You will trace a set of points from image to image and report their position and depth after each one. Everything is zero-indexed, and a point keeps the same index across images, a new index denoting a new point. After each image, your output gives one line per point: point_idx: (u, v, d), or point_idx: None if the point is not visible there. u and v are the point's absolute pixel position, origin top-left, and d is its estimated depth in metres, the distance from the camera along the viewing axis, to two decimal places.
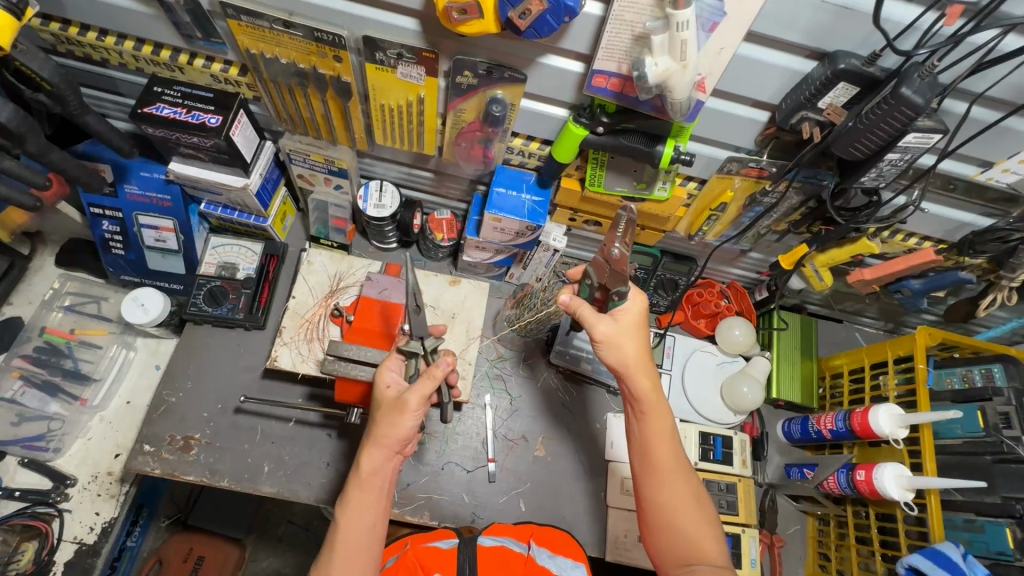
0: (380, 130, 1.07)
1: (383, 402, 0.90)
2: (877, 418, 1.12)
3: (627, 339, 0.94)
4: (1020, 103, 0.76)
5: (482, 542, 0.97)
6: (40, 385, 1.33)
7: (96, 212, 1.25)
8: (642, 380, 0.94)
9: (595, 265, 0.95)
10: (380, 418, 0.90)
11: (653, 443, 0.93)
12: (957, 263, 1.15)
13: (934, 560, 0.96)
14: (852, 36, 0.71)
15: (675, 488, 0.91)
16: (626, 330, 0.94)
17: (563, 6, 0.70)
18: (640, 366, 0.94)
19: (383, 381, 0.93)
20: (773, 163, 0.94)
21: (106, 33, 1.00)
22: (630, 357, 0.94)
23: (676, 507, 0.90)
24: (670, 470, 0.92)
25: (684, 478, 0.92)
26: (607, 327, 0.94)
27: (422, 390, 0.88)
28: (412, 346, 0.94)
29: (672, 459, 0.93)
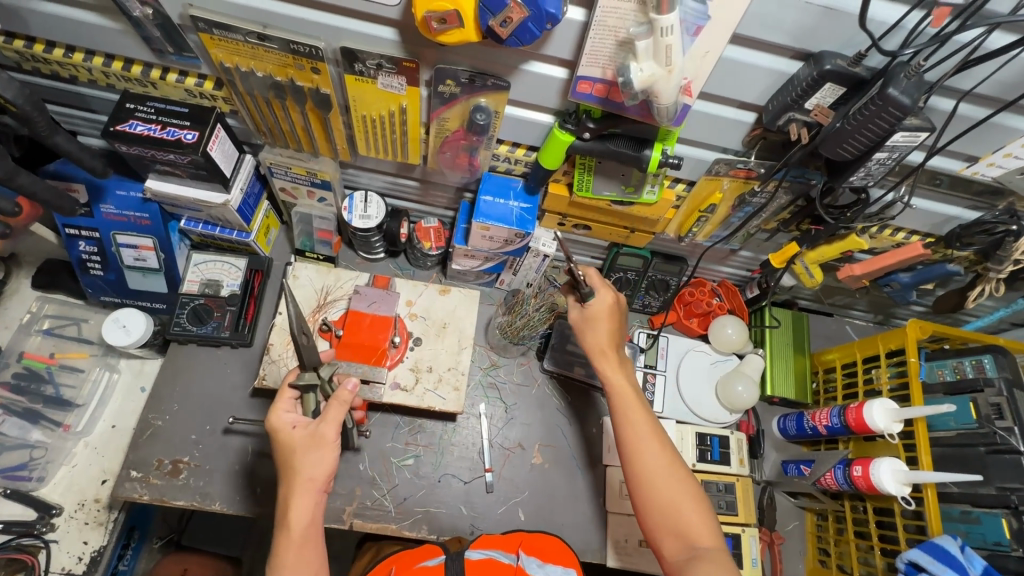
0: (362, 141, 1.05)
1: (299, 445, 0.86)
2: (872, 413, 1.13)
3: (598, 325, 1.05)
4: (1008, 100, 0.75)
5: (470, 556, 0.94)
6: (20, 412, 1.29)
7: (72, 233, 1.22)
8: (609, 361, 1.03)
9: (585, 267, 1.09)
10: (303, 460, 0.85)
11: (628, 420, 0.98)
12: (945, 256, 1.15)
13: (933, 554, 0.96)
14: (837, 37, 0.70)
15: (649, 459, 0.94)
16: (595, 316, 1.06)
17: (544, 14, 0.69)
18: (608, 350, 1.04)
19: (287, 424, 0.88)
20: (761, 164, 0.93)
21: (74, 49, 0.96)
22: (601, 340, 1.05)
23: (654, 479, 0.92)
24: (642, 444, 0.95)
25: (659, 449, 0.95)
26: (578, 313, 1.08)
27: (337, 419, 0.87)
28: (307, 381, 0.90)
29: (644, 433, 0.96)
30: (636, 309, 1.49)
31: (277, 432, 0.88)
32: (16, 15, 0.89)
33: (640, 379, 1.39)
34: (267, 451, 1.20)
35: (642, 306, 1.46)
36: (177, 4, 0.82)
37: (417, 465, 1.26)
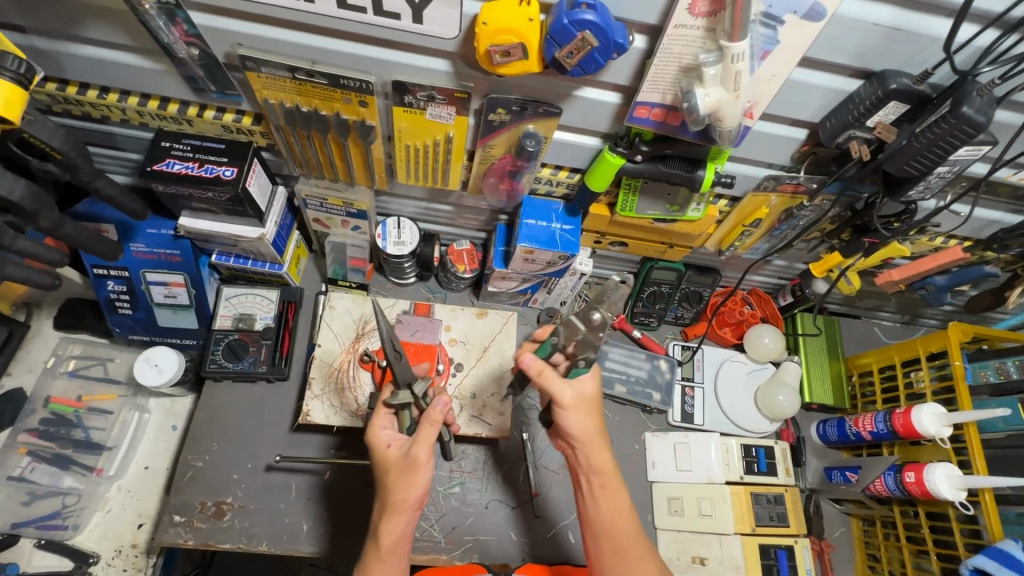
0: (403, 169, 1.03)
1: (392, 464, 0.85)
2: (921, 418, 1.12)
3: (587, 411, 0.87)
4: None
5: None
6: (50, 458, 1.27)
7: (100, 273, 1.19)
8: (601, 454, 0.87)
9: (565, 325, 0.84)
10: (393, 481, 0.84)
11: (616, 525, 0.86)
12: (982, 259, 1.16)
13: (998, 559, 0.97)
14: (901, 56, 0.70)
15: (643, 569, 0.84)
16: (587, 400, 0.87)
17: (612, 44, 0.68)
18: (599, 441, 0.87)
19: (383, 441, 0.88)
20: (811, 179, 0.93)
21: (108, 90, 0.94)
22: (590, 430, 0.87)
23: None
24: (638, 552, 0.85)
25: (651, 557, 0.86)
26: (573, 393, 0.86)
27: (428, 440, 0.82)
28: (401, 399, 0.89)
29: (637, 539, 0.86)
30: (669, 321, 1.48)
31: (374, 449, 0.88)
32: (52, 59, 0.86)
33: (679, 392, 1.38)
34: (313, 487, 1.17)
35: (676, 318, 1.45)
36: (224, 43, 0.81)
37: (464, 493, 1.23)
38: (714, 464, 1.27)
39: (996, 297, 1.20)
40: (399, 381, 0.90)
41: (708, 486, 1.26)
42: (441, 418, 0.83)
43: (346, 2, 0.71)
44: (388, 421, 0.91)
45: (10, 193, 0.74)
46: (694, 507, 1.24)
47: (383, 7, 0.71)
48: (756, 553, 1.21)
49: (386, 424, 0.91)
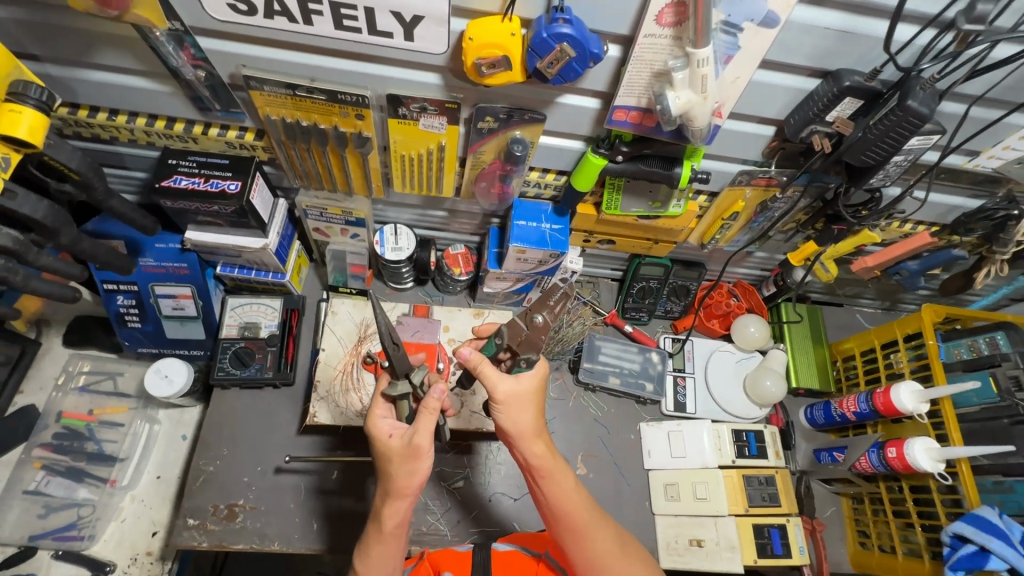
0: (399, 177, 1.09)
1: (393, 454, 0.88)
2: (899, 395, 1.18)
3: (523, 406, 0.90)
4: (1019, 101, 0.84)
5: (496, 548, 0.96)
6: (64, 472, 1.31)
7: (110, 288, 1.23)
8: (537, 446, 0.90)
9: (509, 326, 0.93)
10: (396, 469, 0.87)
11: (565, 506, 0.88)
12: (949, 242, 1.23)
13: (976, 525, 1.02)
14: (852, 56, 0.77)
15: (599, 542, 0.87)
16: (524, 394, 0.91)
17: (588, 54, 0.74)
18: (536, 431, 0.90)
19: (385, 433, 0.90)
20: (781, 172, 0.99)
21: (117, 112, 1.00)
22: (526, 423, 0.90)
23: (605, 562, 0.85)
24: (589, 528, 0.87)
25: (605, 528, 0.88)
26: (508, 388, 0.90)
27: (428, 429, 0.86)
28: (400, 389, 0.93)
29: (587, 516, 0.88)
30: (659, 316, 1.54)
31: (376, 439, 0.91)
32: (65, 86, 0.92)
33: (671, 383, 1.43)
34: (322, 486, 1.21)
35: (665, 312, 1.50)
36: (229, 64, 0.86)
37: (467, 487, 1.28)
38: (707, 450, 1.33)
39: (966, 278, 1.26)
40: (397, 372, 0.94)
41: (702, 471, 1.31)
42: (438, 406, 0.87)
43: (343, 24, 0.77)
44: (387, 411, 0.94)
45: (35, 213, 0.82)
46: (690, 492, 1.29)
47: (376, 27, 0.77)
48: (750, 531, 1.26)
49: (385, 415, 0.94)
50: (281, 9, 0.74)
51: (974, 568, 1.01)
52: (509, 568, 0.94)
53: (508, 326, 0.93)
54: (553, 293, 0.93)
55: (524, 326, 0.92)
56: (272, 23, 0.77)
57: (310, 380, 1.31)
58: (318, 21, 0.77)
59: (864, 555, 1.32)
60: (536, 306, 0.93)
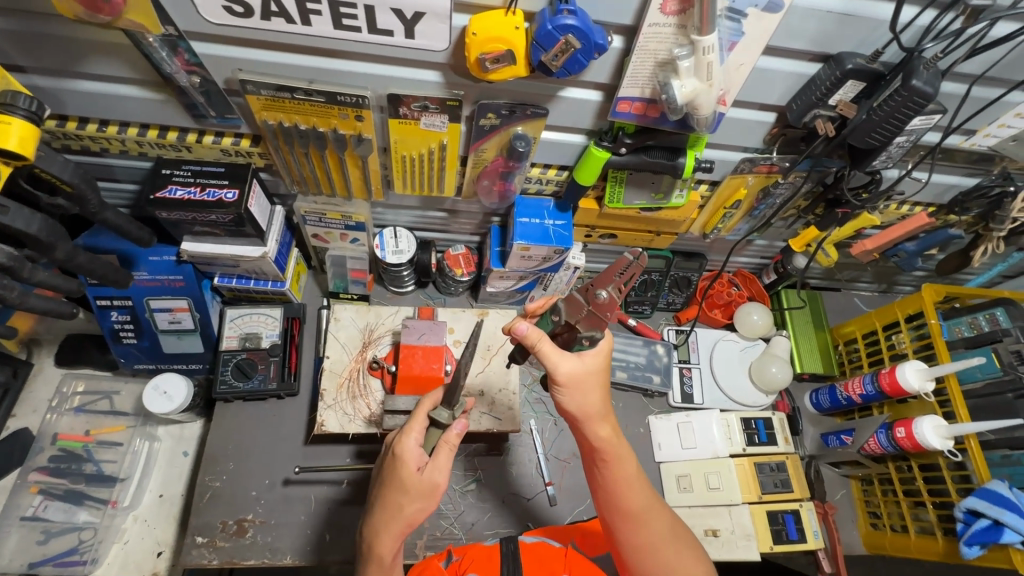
0: (399, 178, 1.07)
1: (412, 489, 0.84)
2: (905, 375, 1.19)
3: (591, 385, 0.85)
4: (1015, 79, 0.85)
5: (523, 540, 0.97)
6: (62, 495, 1.26)
7: (104, 303, 1.20)
8: (602, 429, 0.86)
9: (567, 301, 0.85)
10: (409, 504, 0.84)
11: (623, 488, 0.88)
12: (946, 223, 1.24)
13: (988, 499, 1.03)
14: (854, 39, 0.77)
15: (654, 527, 0.88)
16: (590, 375, 0.84)
17: (593, 45, 0.73)
18: (601, 414, 0.86)
19: (414, 465, 0.84)
20: (783, 159, 0.99)
21: (107, 123, 0.97)
22: (590, 403, 0.85)
23: (657, 546, 0.88)
24: (646, 513, 0.88)
25: (659, 512, 0.90)
26: (571, 368, 0.83)
27: (447, 467, 0.85)
28: (441, 415, 0.86)
29: (644, 501, 0.89)
30: (662, 308, 1.53)
31: (402, 464, 0.84)
32: (53, 97, 0.90)
33: (677, 374, 1.43)
34: (332, 496, 1.20)
35: (668, 304, 1.50)
36: (225, 69, 0.85)
37: (480, 489, 1.26)
38: (717, 440, 1.33)
39: (963, 257, 1.28)
40: (446, 401, 0.85)
41: (713, 461, 1.31)
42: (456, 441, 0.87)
43: (342, 23, 0.75)
44: (419, 432, 0.87)
45: (29, 227, 0.80)
46: (702, 482, 1.29)
47: (377, 25, 0.75)
48: (765, 520, 1.26)
49: (416, 435, 0.86)
50: (278, 9, 0.73)
51: (989, 542, 1.03)
52: (537, 556, 0.94)
53: (566, 299, 0.85)
54: (622, 263, 0.79)
55: (586, 300, 0.83)
56: (269, 25, 0.76)
57: (315, 389, 1.28)
58: (316, 21, 0.75)
59: (876, 536, 1.33)
60: (600, 280, 0.82)
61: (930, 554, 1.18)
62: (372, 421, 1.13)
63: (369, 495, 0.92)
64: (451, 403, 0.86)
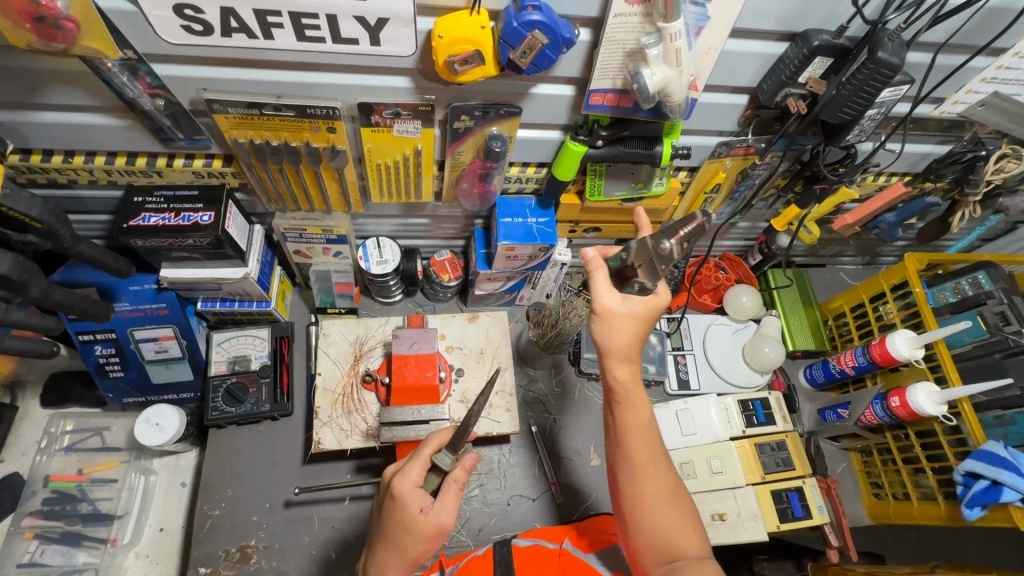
0: (379, 188, 1.07)
1: (415, 531, 0.82)
2: (895, 344, 1.21)
3: (627, 324, 0.87)
4: (977, 45, 0.87)
5: (517, 543, 0.95)
6: (59, 538, 1.23)
7: (86, 338, 1.17)
8: (624, 368, 0.87)
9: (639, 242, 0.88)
10: (414, 546, 0.82)
11: (634, 435, 0.87)
12: (922, 191, 1.25)
13: (984, 460, 1.05)
14: (819, 17, 0.78)
15: (657, 482, 0.85)
16: (629, 314, 0.87)
17: (561, 40, 0.73)
18: (630, 352, 0.87)
19: (415, 507, 0.82)
20: (758, 140, 1.00)
21: (72, 153, 0.95)
22: (624, 342, 0.87)
23: (656, 499, 0.84)
24: (652, 465, 0.85)
25: (665, 470, 0.87)
26: (612, 302, 0.87)
27: (453, 507, 0.84)
28: (440, 459, 0.85)
29: (651, 454, 0.86)
30: (652, 297, 1.53)
31: (402, 505, 0.83)
32: (14, 131, 0.87)
33: (672, 362, 1.44)
34: (336, 514, 1.18)
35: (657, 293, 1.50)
36: (190, 90, 0.83)
37: (484, 493, 1.25)
38: (716, 423, 1.33)
39: (941, 224, 1.29)
40: (447, 445, 0.85)
41: (715, 445, 1.31)
42: (464, 479, 0.86)
43: (305, 35, 0.74)
44: (415, 471, 0.85)
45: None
46: (705, 468, 1.29)
47: (341, 35, 0.74)
48: (770, 499, 1.26)
49: (412, 472, 0.85)
50: (238, 24, 0.72)
51: (989, 502, 1.04)
52: (531, 560, 0.92)
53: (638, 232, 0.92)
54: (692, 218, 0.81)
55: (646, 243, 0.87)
56: (231, 41, 0.75)
57: (309, 407, 1.27)
58: (279, 34, 0.74)
59: (880, 506, 1.34)
60: (668, 232, 0.84)
61: (934, 519, 1.19)
62: (370, 435, 1.12)
63: (372, 534, 0.90)
64: (454, 446, 0.85)
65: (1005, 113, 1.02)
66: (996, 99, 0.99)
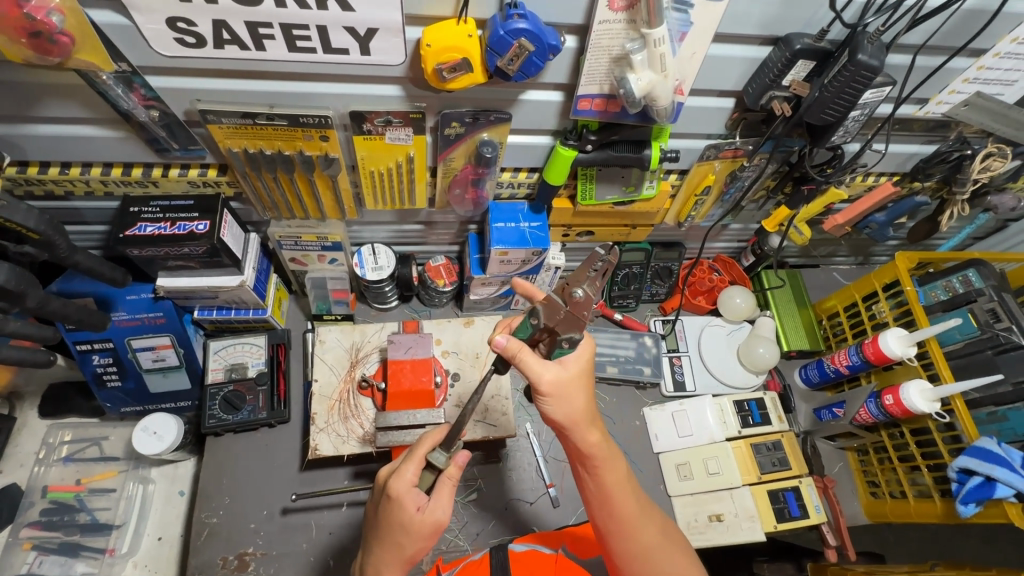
0: (372, 196, 1.08)
1: (412, 530, 0.83)
2: (887, 343, 1.21)
3: (572, 389, 0.84)
4: (956, 46, 0.89)
5: (514, 548, 0.95)
6: (57, 549, 1.24)
7: (84, 348, 1.17)
8: (590, 435, 0.85)
9: (546, 305, 0.82)
10: (411, 544, 0.84)
11: (613, 494, 0.87)
12: (911, 190, 1.26)
13: (978, 456, 1.05)
14: (800, 21, 0.80)
15: (646, 533, 0.87)
16: (572, 378, 0.84)
17: (547, 47, 0.74)
18: (588, 419, 0.85)
19: (412, 506, 0.83)
20: (745, 142, 1.01)
21: (69, 165, 0.96)
22: (577, 412, 0.84)
23: (653, 550, 0.86)
24: (637, 518, 0.87)
25: (649, 518, 0.89)
26: (553, 375, 0.82)
27: (449, 503, 0.87)
28: (436, 458, 0.85)
29: (635, 506, 0.88)
30: (646, 300, 1.54)
31: (399, 505, 0.83)
32: (12, 143, 0.89)
33: (667, 364, 1.44)
34: (333, 521, 1.19)
35: (651, 296, 1.51)
36: (184, 101, 0.84)
37: (481, 498, 1.25)
38: (712, 425, 1.34)
39: (931, 223, 1.30)
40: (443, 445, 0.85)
41: (711, 446, 1.32)
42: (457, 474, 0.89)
43: (296, 45, 0.76)
44: (410, 469, 0.85)
45: None
46: (702, 469, 1.30)
47: (331, 45, 0.76)
48: (767, 500, 1.26)
49: (407, 473, 0.85)
50: (230, 36, 0.73)
51: (984, 498, 1.05)
52: (527, 565, 0.92)
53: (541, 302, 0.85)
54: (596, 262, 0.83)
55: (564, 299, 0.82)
56: (223, 53, 0.76)
57: (306, 414, 1.27)
58: (271, 45, 0.75)
59: (878, 505, 1.35)
60: (576, 280, 0.84)
61: (930, 517, 1.20)
62: (366, 440, 1.12)
63: (366, 532, 0.92)
64: (450, 445, 0.86)
65: (988, 112, 1.03)
66: (979, 99, 1.00)
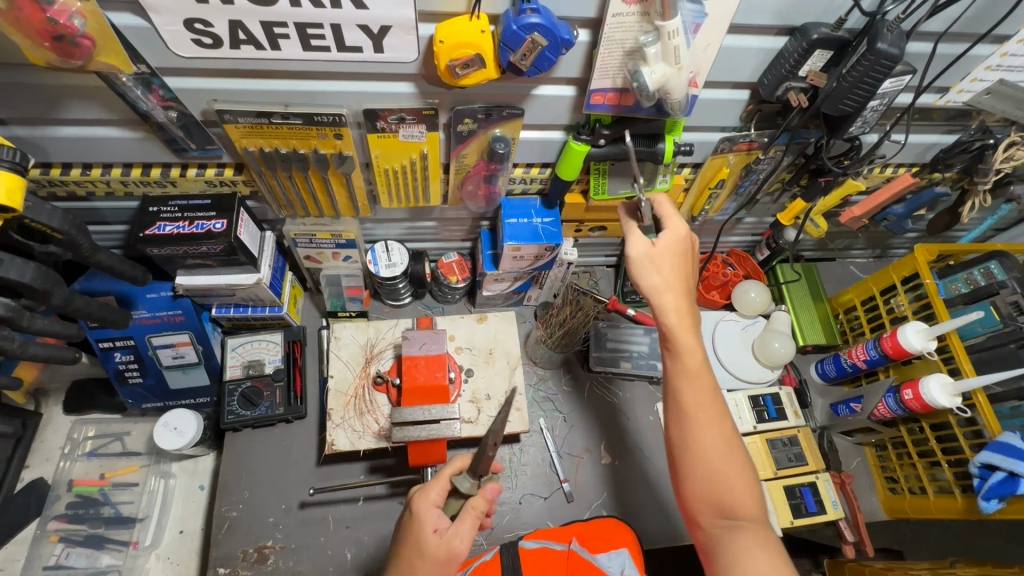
0: (386, 193, 1.09)
1: (428, 553, 0.82)
2: (907, 336, 1.19)
3: (662, 262, 0.88)
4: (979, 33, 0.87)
5: (524, 545, 0.95)
6: (83, 541, 1.27)
7: (106, 346, 1.20)
8: (672, 304, 0.86)
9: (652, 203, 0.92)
10: (423, 568, 0.81)
11: (693, 383, 0.84)
12: (931, 181, 1.23)
13: (1001, 451, 1.03)
14: (815, 9, 0.78)
15: (715, 433, 0.83)
16: (667, 255, 0.88)
17: (559, 41, 0.74)
18: (676, 292, 0.87)
19: (430, 526, 0.83)
20: (760, 134, 1.00)
21: (90, 166, 0.98)
22: (662, 283, 0.87)
23: (712, 452, 0.82)
24: (702, 417, 0.83)
25: (723, 419, 0.84)
26: (642, 249, 0.88)
27: (469, 535, 0.83)
28: (461, 483, 0.86)
29: (706, 399, 0.84)
30: None
31: (418, 522, 0.84)
32: (36, 146, 0.91)
33: None
34: (350, 516, 1.20)
35: None
36: (201, 101, 0.86)
37: (496, 492, 1.26)
38: None
39: (951, 215, 1.27)
40: (471, 467, 0.86)
41: None
42: (484, 507, 0.85)
43: (311, 44, 0.76)
44: (437, 490, 0.86)
45: (23, 277, 0.81)
46: None
47: (346, 43, 0.76)
48: (783, 495, 1.25)
49: (434, 496, 0.86)
50: (247, 36, 0.74)
51: (1006, 494, 1.03)
52: (538, 561, 0.92)
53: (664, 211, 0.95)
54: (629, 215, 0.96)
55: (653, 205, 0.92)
56: (239, 53, 0.77)
57: (322, 410, 1.29)
58: (286, 45, 0.76)
59: (896, 501, 1.32)
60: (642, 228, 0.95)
61: (951, 513, 1.19)
62: (382, 435, 1.13)
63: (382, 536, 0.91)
64: (475, 471, 0.86)
65: (1012, 100, 1.01)
66: (1002, 87, 0.98)
